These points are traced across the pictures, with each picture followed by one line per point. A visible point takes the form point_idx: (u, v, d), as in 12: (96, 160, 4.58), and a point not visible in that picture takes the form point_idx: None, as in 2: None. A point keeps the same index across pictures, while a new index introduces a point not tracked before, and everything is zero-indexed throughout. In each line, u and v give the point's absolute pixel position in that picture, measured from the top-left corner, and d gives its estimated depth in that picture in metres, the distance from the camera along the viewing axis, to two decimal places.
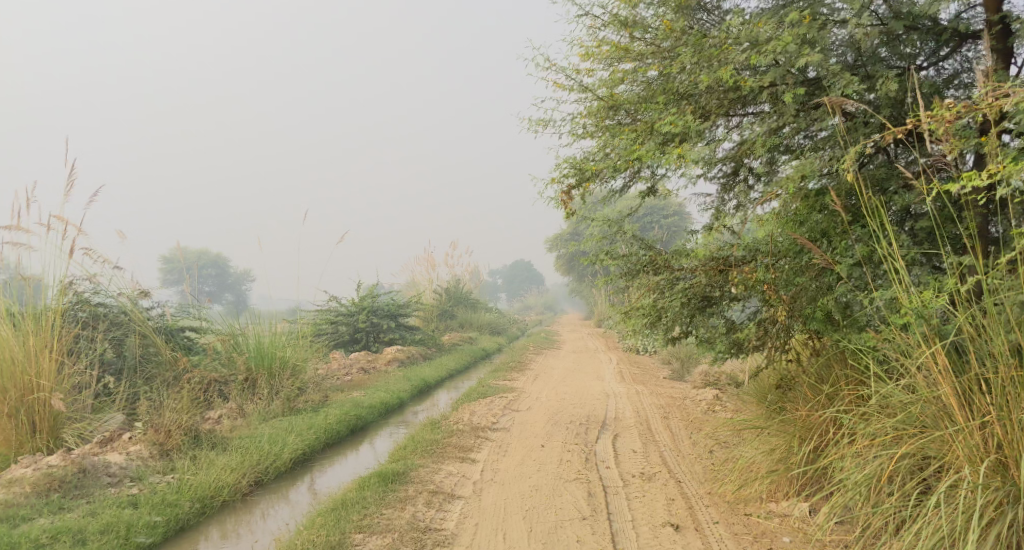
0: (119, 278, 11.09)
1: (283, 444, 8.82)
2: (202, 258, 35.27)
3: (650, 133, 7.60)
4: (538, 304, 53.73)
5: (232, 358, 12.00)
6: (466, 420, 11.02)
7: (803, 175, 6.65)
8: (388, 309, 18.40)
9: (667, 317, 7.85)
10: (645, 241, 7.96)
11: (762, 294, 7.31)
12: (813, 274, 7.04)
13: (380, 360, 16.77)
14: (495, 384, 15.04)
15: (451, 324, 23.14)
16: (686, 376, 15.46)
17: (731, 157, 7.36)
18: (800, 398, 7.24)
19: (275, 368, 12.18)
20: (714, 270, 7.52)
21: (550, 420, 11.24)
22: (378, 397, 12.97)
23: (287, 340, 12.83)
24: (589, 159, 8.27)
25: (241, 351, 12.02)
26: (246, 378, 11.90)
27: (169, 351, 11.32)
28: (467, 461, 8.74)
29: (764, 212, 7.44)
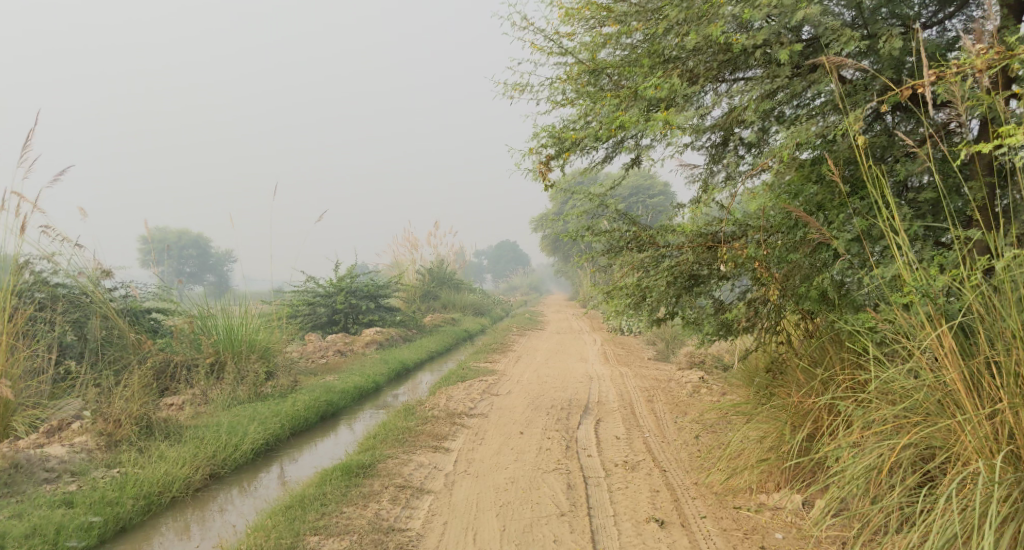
0: (80, 256, 10.48)
1: (244, 433, 8.31)
2: (182, 237, 34.47)
3: (634, 99, 7.10)
4: (523, 285, 53.23)
5: (198, 340, 11.45)
6: (442, 406, 10.53)
7: (797, 142, 6.16)
8: (367, 290, 17.86)
9: (652, 297, 7.34)
10: (629, 217, 7.46)
11: (752, 272, 6.83)
12: (807, 251, 6.60)
13: (358, 342, 16.24)
14: (475, 367, 14.54)
15: (434, 305, 22.59)
16: (671, 358, 15.04)
17: (720, 124, 6.84)
18: (792, 382, 6.79)
19: (243, 351, 11.65)
20: (702, 247, 7.02)
21: (531, 405, 10.77)
22: (353, 381, 12.46)
23: (259, 322, 12.29)
24: (569, 127, 7.67)
25: (208, 334, 11.46)
26: (212, 362, 11.37)
27: (133, 333, 10.78)
28: (439, 450, 8.26)
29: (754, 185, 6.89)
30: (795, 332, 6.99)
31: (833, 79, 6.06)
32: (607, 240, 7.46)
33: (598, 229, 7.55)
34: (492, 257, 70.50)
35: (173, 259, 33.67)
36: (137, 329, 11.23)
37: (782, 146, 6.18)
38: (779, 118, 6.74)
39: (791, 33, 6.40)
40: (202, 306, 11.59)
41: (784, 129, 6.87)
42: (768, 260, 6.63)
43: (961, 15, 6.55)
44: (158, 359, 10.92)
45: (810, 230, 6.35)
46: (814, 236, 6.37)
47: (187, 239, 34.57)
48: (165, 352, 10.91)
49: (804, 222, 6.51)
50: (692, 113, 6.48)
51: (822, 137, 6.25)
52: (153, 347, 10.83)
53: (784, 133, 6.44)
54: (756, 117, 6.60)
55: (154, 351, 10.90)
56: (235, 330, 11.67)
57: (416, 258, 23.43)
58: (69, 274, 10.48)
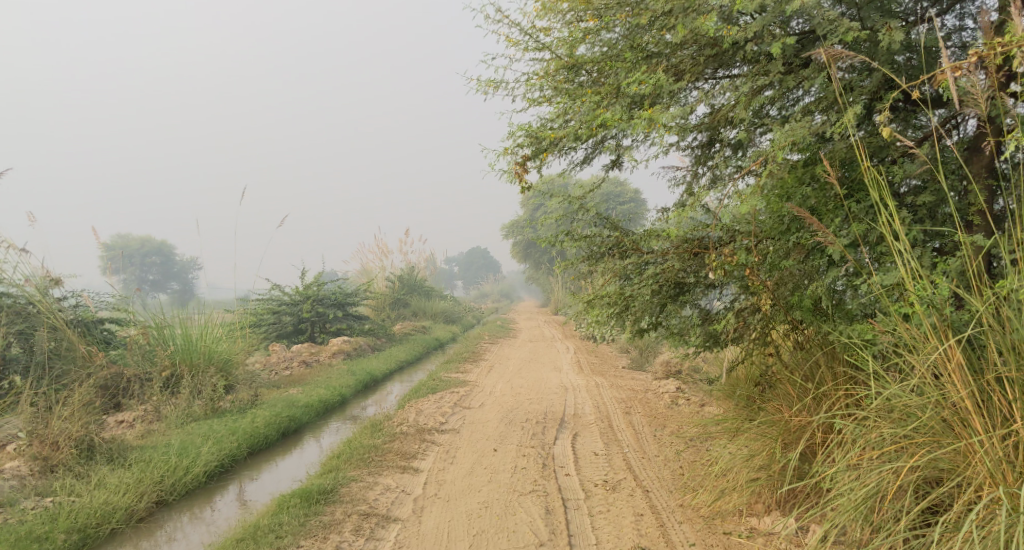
0: (26, 264, 9.84)
1: (195, 454, 7.74)
2: (147, 244, 33.56)
3: (617, 95, 6.64)
4: (494, 292, 52.72)
5: (153, 352, 10.80)
6: (411, 421, 9.99)
7: (791, 141, 5.67)
8: (335, 298, 17.27)
9: (635, 307, 6.89)
10: (611, 221, 7.00)
11: (742, 280, 6.36)
12: (800, 257, 6.14)
13: (324, 352, 15.64)
14: (447, 377, 14.01)
15: (404, 313, 22.02)
16: (645, 367, 14.65)
17: (704, 124, 6.33)
18: (782, 397, 6.36)
19: (201, 363, 11.02)
20: (687, 253, 6.57)
21: (504, 419, 10.27)
22: (318, 394, 11.87)
23: (219, 333, 11.67)
24: (546, 126, 7.21)
25: (164, 346, 10.83)
26: (168, 375, 10.74)
27: (83, 345, 10.16)
28: (408, 471, 7.73)
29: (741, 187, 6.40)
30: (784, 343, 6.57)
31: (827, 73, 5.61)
32: (587, 246, 7.01)
33: (577, 234, 7.09)
34: (463, 265, 69.94)
35: (136, 266, 32.80)
36: (88, 340, 10.58)
37: (775, 146, 5.69)
38: (766, 117, 6.23)
39: (784, 24, 5.95)
40: (158, 315, 10.93)
41: (773, 130, 6.38)
42: (758, 268, 6.14)
43: (953, 12, 6.22)
44: (108, 373, 10.30)
45: (804, 236, 5.88)
46: (808, 242, 5.91)
47: (151, 246, 33.68)
48: (116, 366, 10.29)
49: (797, 227, 6.04)
50: (678, 110, 6.01)
51: (817, 135, 5.76)
52: (103, 361, 10.20)
53: (774, 132, 5.95)
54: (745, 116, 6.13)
55: (105, 365, 10.26)
56: (193, 341, 11.05)
57: (386, 265, 22.84)
58: (14, 283, 9.81)
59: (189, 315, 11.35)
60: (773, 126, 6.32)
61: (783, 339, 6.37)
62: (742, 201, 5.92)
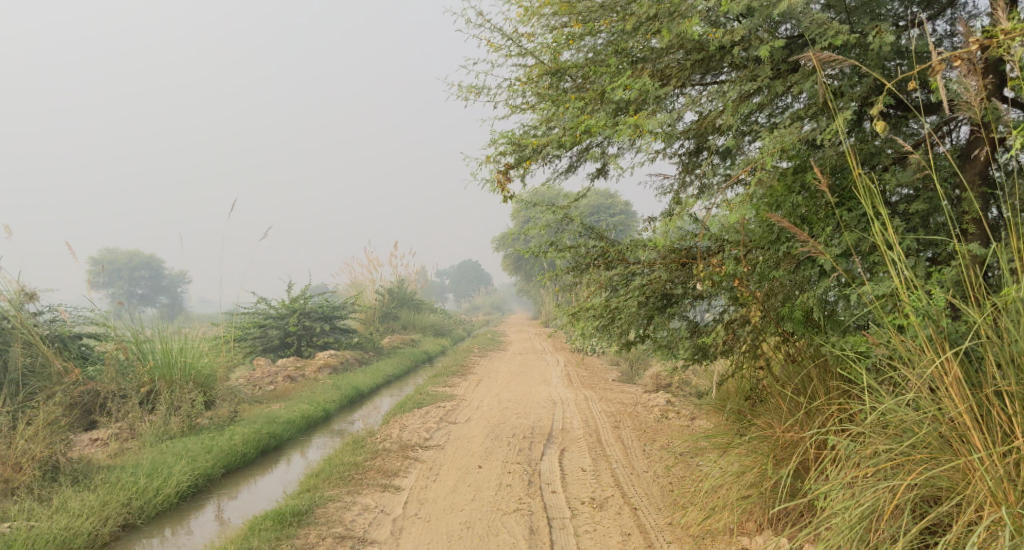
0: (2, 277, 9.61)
1: (167, 475, 7.56)
2: (135, 257, 33.17)
3: (602, 101, 6.45)
4: (485, 304, 52.48)
5: (132, 368, 10.54)
6: (394, 436, 9.76)
7: (781, 148, 5.44)
8: (321, 311, 17.02)
9: (621, 319, 6.68)
10: (596, 230, 6.80)
11: (730, 291, 6.13)
12: (791, 267, 5.92)
13: (310, 366, 15.38)
14: (434, 392, 13.77)
15: (393, 326, 21.76)
16: (636, 379, 14.43)
17: (691, 131, 6.09)
18: (773, 411, 6.15)
19: (181, 379, 10.77)
20: (675, 263, 6.36)
21: (491, 434, 10.03)
22: (301, 409, 11.62)
23: (201, 348, 11.42)
24: (530, 133, 7.03)
25: (144, 361, 10.57)
26: (147, 391, 10.45)
27: (60, 360, 9.94)
28: (389, 489, 7.50)
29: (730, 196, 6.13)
30: (775, 356, 6.37)
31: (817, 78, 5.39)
32: (572, 257, 6.80)
33: (562, 243, 6.89)
34: (454, 277, 69.66)
35: (123, 279, 32.48)
36: (65, 355, 10.34)
37: (764, 152, 5.45)
38: (755, 124, 5.99)
39: (773, 27, 5.75)
40: (137, 330, 10.67)
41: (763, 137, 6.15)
42: (748, 278, 5.93)
43: (944, 16, 6.07)
44: (86, 389, 10.08)
45: (794, 245, 5.66)
46: (798, 252, 5.69)
47: (139, 260, 33.34)
48: (93, 382, 10.07)
49: (786, 236, 5.82)
50: (665, 116, 5.81)
51: (808, 142, 5.52)
52: (80, 377, 9.94)
53: (763, 138, 5.72)
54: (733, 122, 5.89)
55: (82, 381, 10.02)
56: (172, 356, 10.82)
57: (374, 278, 22.59)
58: None
59: (170, 329, 11.10)
60: (763, 134, 6.08)
61: (773, 352, 6.16)
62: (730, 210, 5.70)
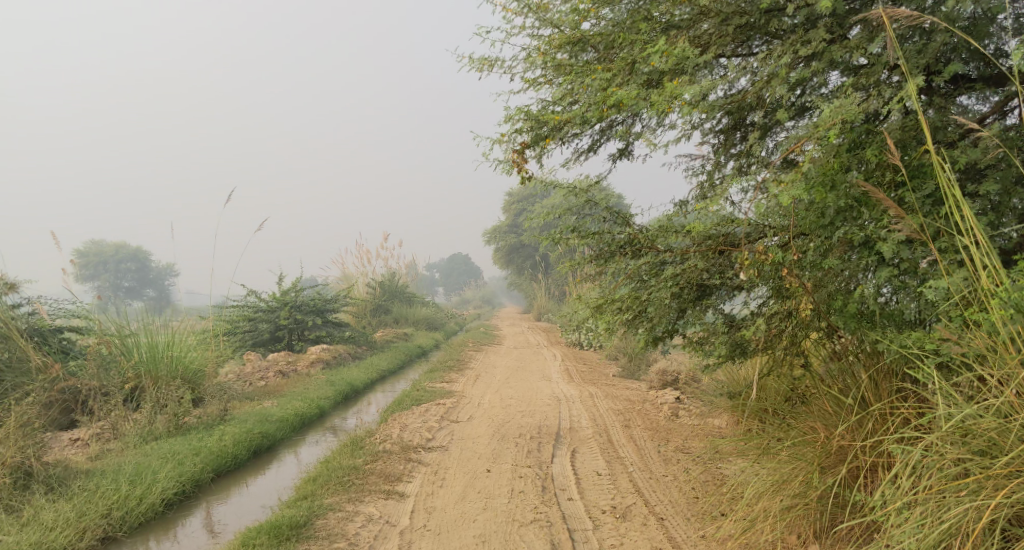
0: None
1: (151, 481, 6.99)
2: (122, 251, 32.41)
3: (631, 72, 5.81)
4: (475, 299, 51.86)
5: (117, 363, 9.92)
6: (395, 437, 9.16)
7: (843, 118, 4.68)
8: (313, 304, 16.36)
9: (651, 312, 6.12)
10: (622, 215, 6.22)
11: (773, 282, 5.56)
12: (841, 254, 5.19)
13: (302, 362, 14.73)
14: (431, 388, 13.14)
15: (386, 320, 21.16)
16: (639, 375, 13.85)
17: (730, 104, 5.34)
18: (818, 414, 5.62)
19: (168, 375, 10.15)
20: (710, 251, 5.84)
21: (496, 434, 9.44)
22: (294, 407, 10.99)
23: (189, 342, 10.79)
24: (549, 108, 6.43)
25: (130, 356, 9.96)
26: (132, 388, 9.86)
27: (38, 356, 9.32)
28: (392, 497, 6.91)
29: (775, 177, 5.34)
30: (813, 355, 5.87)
31: (887, 35, 4.68)
32: (596, 244, 6.22)
33: (585, 230, 6.31)
34: (444, 271, 68.91)
35: (109, 273, 31.63)
36: (44, 350, 9.70)
37: (823, 123, 4.70)
38: (806, 94, 5.21)
39: None
40: (122, 322, 10.05)
41: (816, 114, 5.44)
42: (795, 268, 5.25)
43: None
44: (65, 386, 9.46)
45: (850, 231, 4.96)
46: (855, 238, 4.98)
47: (125, 253, 32.46)
48: (74, 378, 9.45)
49: (839, 220, 5.11)
50: (708, 85, 5.17)
51: (869, 112, 4.79)
52: (61, 373, 9.36)
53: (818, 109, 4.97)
54: (784, 93, 5.14)
55: (65, 377, 9.43)
56: (158, 351, 10.18)
57: (367, 271, 21.92)
58: None
59: (157, 322, 10.47)
60: (818, 110, 5.35)
61: (816, 349, 5.64)
62: (780, 190, 4.97)
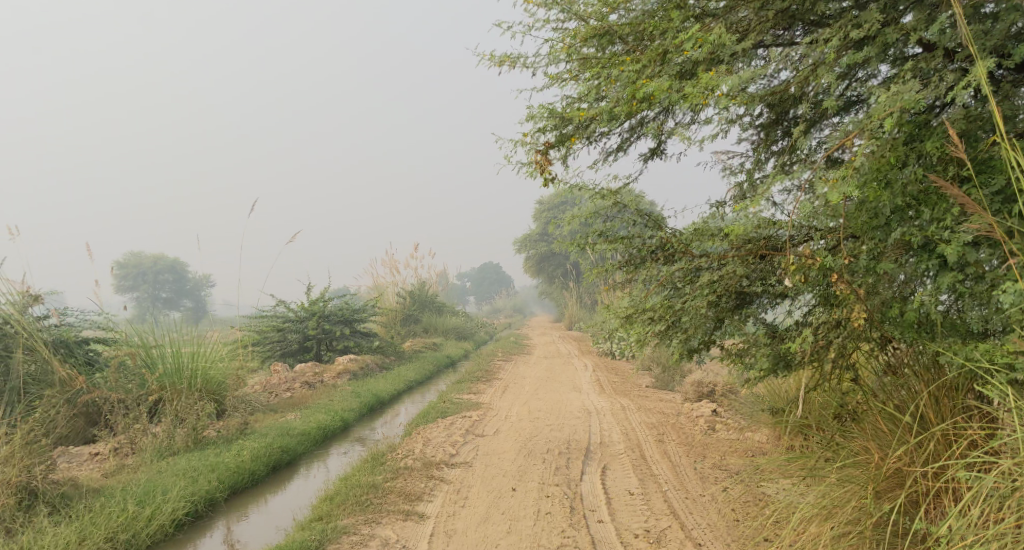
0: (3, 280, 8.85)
1: (161, 501, 6.74)
2: (160, 262, 32.66)
3: (663, 63, 5.42)
4: (507, 308, 51.45)
5: (142, 375, 9.68)
6: (418, 452, 8.81)
7: (900, 108, 4.27)
8: (341, 314, 16.10)
9: (686, 321, 5.70)
10: (654, 218, 5.79)
11: (820, 288, 5.13)
12: (898, 256, 4.72)
13: (328, 372, 14.45)
14: (458, 399, 12.77)
15: (415, 329, 20.87)
16: (673, 385, 13.34)
17: (771, 96, 4.94)
18: (872, 433, 5.23)
19: (192, 387, 9.90)
20: (751, 256, 5.43)
21: (523, 449, 9.04)
22: (317, 419, 10.69)
23: (214, 353, 10.54)
24: (575, 103, 6.03)
25: (154, 368, 9.73)
26: (157, 400, 9.61)
27: (62, 369, 9.05)
28: (411, 519, 6.63)
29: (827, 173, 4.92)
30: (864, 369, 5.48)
31: (950, 15, 4.25)
32: (626, 249, 5.82)
33: (612, 234, 5.91)
34: (476, 280, 68.62)
35: (149, 284, 31.92)
36: (69, 362, 9.48)
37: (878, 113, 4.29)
38: (856, 82, 4.78)
39: None
40: (145, 333, 9.83)
41: (869, 106, 5.00)
42: (847, 273, 4.83)
43: None
44: (90, 399, 9.23)
45: (909, 231, 4.56)
46: (914, 239, 4.56)
47: (165, 264, 32.71)
48: (97, 391, 9.18)
49: (896, 219, 4.67)
50: (746, 74, 4.78)
51: (929, 101, 4.38)
52: (85, 385, 9.17)
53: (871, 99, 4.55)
54: (833, 81, 4.72)
55: (89, 390, 9.23)
56: (181, 363, 9.91)
57: (396, 280, 21.64)
58: None
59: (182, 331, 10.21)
60: (870, 101, 4.92)
61: (866, 361, 5.24)
62: (831, 187, 4.56)
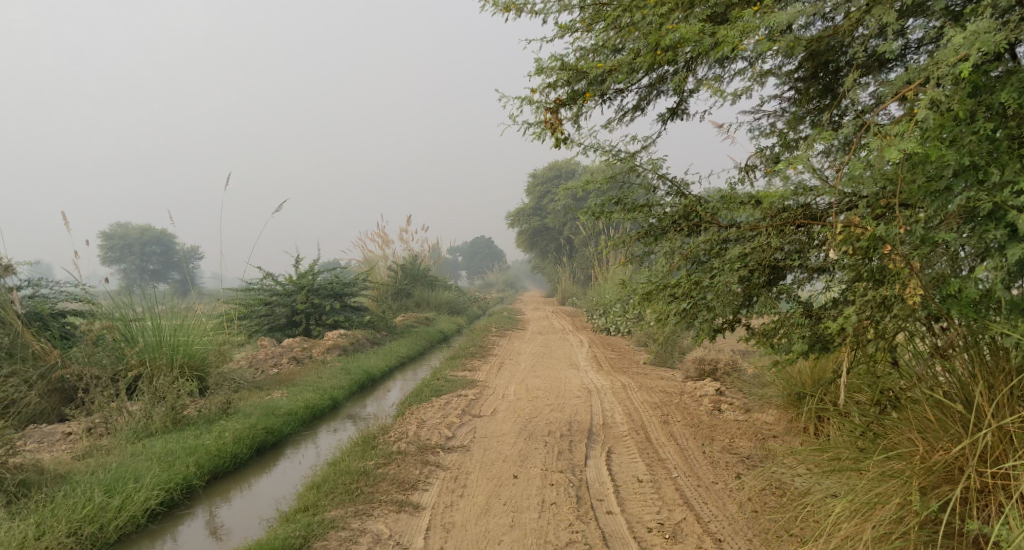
0: None
1: (134, 489, 6.22)
2: (147, 234, 31.84)
3: (689, 8, 4.93)
4: (498, 282, 50.83)
5: (121, 350, 9.08)
6: (412, 434, 8.32)
7: (974, 50, 4.02)
8: (331, 288, 15.52)
9: (712, 300, 5.22)
10: (677, 183, 5.34)
11: (862, 263, 4.65)
12: (958, 224, 4.32)
13: (317, 349, 13.87)
14: (452, 377, 12.26)
15: (407, 304, 20.29)
16: (673, 362, 12.88)
17: (818, 43, 4.73)
18: (918, 423, 4.85)
19: (174, 362, 9.32)
20: (787, 226, 4.96)
21: (524, 431, 8.56)
22: (305, 397, 10.15)
23: (198, 327, 9.95)
24: (591, 55, 5.48)
25: (134, 341, 9.14)
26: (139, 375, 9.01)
27: (35, 342, 8.63)
28: (405, 510, 6.13)
29: (886, 121, 4.82)
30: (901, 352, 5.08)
31: None
32: (645, 219, 5.39)
33: (630, 202, 5.45)
34: (467, 255, 67.90)
35: (134, 256, 31.12)
36: (42, 337, 8.90)
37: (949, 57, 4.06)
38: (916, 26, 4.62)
39: None
40: (125, 304, 9.23)
41: (928, 53, 4.88)
42: (900, 244, 4.41)
43: None
44: (64, 375, 8.68)
45: (975, 196, 4.16)
46: (981, 205, 4.19)
47: (151, 237, 31.88)
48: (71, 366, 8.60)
49: (958, 183, 4.31)
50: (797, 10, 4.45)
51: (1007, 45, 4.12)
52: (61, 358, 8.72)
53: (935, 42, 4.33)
54: (892, 23, 4.52)
55: (66, 363, 8.73)
56: (162, 337, 9.32)
57: (388, 253, 21.03)
58: None
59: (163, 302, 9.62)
60: (933, 47, 4.80)
61: (909, 343, 4.86)
62: (889, 143, 4.20)
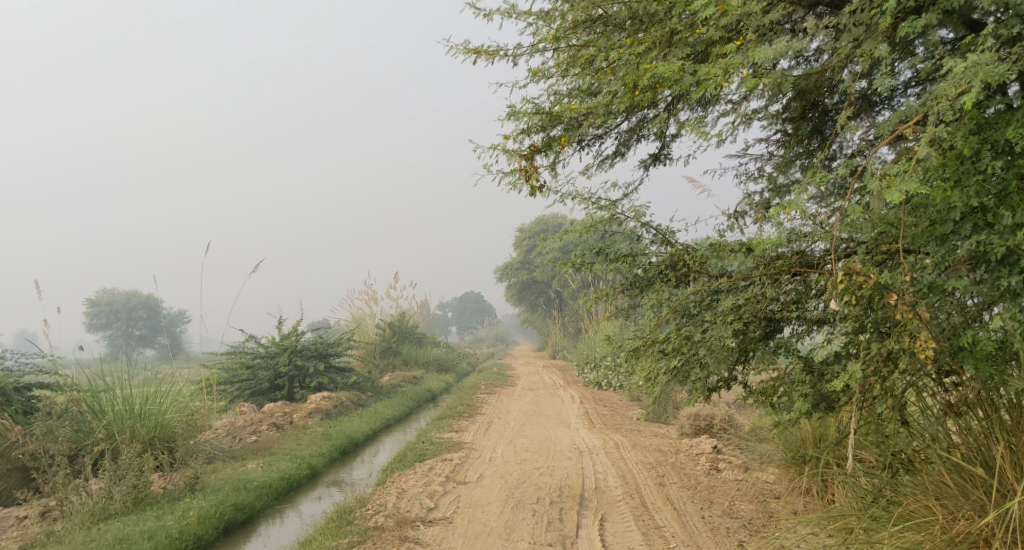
0: None
1: None
2: (134, 298, 31.38)
3: (668, 47, 4.64)
4: (490, 337, 50.23)
5: (86, 425, 8.52)
6: (390, 507, 7.78)
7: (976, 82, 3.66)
8: (315, 348, 14.99)
9: (706, 357, 4.81)
10: (662, 231, 4.98)
11: (866, 314, 4.27)
12: (969, 271, 3.94)
13: (299, 413, 13.31)
14: (439, 439, 11.71)
15: (394, 362, 19.76)
16: (668, 418, 12.37)
17: (806, 80, 4.40)
18: (934, 488, 4.41)
19: (146, 436, 8.73)
20: (783, 274, 4.61)
21: (510, 499, 8.04)
22: (281, 467, 9.59)
23: (171, 396, 9.40)
24: (566, 99, 5.15)
25: (103, 414, 8.58)
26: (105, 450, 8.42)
27: None
28: None
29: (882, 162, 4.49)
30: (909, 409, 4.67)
31: None
32: (629, 269, 5.00)
33: (613, 252, 5.08)
34: (458, 310, 67.40)
35: (121, 321, 30.62)
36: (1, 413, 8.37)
37: (951, 90, 3.71)
38: (909, 59, 4.30)
39: None
40: (94, 377, 8.73)
41: (916, 93, 4.66)
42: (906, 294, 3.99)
43: None
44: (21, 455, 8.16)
45: (987, 240, 3.78)
46: (994, 250, 3.81)
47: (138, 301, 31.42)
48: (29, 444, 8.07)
49: (966, 226, 3.94)
50: (783, 43, 4.15)
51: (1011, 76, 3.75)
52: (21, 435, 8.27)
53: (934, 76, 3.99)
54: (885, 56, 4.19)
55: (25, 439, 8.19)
56: (132, 408, 8.75)
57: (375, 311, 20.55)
58: None
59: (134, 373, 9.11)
60: (925, 83, 4.51)
61: (920, 400, 4.44)
62: (890, 183, 3.84)
